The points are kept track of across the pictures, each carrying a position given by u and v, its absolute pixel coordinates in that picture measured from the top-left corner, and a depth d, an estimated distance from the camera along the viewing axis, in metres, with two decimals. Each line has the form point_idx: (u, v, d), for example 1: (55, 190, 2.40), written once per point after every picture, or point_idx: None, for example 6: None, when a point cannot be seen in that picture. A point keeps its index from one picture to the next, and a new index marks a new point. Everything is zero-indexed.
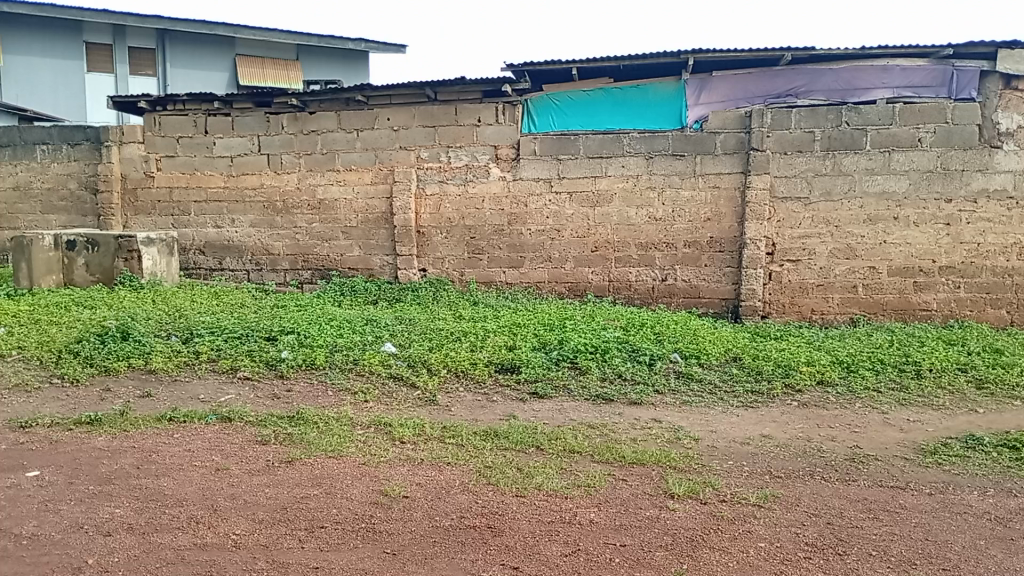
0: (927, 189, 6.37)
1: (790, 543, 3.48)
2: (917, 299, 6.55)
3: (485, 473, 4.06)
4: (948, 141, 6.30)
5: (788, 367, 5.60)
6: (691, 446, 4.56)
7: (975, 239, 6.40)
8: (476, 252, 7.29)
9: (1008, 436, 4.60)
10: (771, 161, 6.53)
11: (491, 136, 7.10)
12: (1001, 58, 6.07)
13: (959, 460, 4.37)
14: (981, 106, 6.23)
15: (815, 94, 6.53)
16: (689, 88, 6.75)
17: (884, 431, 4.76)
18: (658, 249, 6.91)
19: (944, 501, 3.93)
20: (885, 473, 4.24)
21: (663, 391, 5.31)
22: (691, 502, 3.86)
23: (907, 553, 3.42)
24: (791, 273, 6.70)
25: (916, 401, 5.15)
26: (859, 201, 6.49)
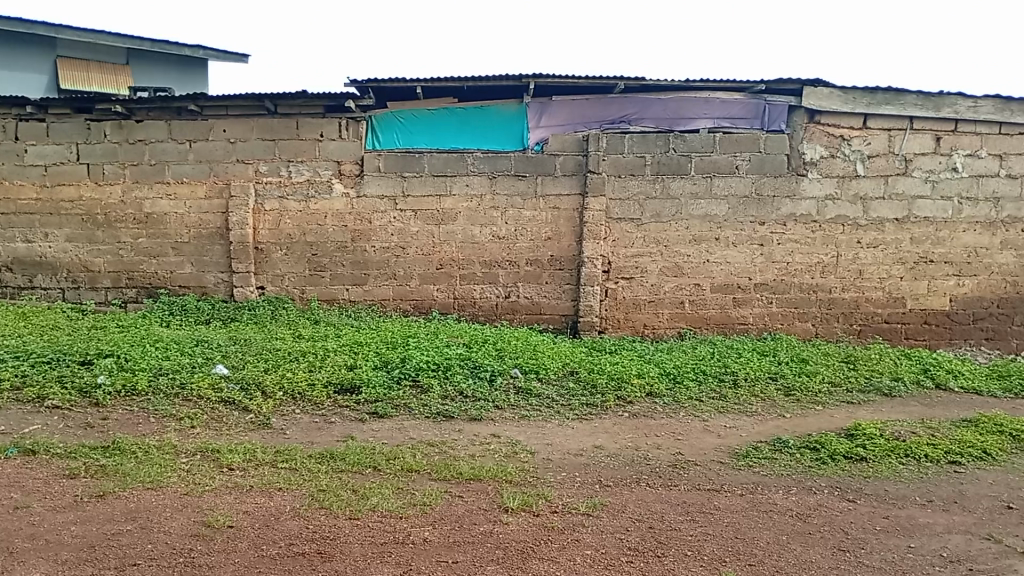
0: (743, 213, 6.93)
1: (614, 549, 3.64)
2: (736, 313, 7.09)
3: (318, 497, 3.96)
4: (761, 169, 6.89)
5: (621, 379, 5.88)
6: (527, 459, 4.67)
7: (785, 259, 7.01)
8: (317, 269, 7.13)
9: (810, 439, 5.07)
10: (606, 183, 6.88)
11: (334, 151, 6.99)
12: (806, 94, 6.66)
13: (767, 462, 4.76)
14: (789, 137, 6.86)
15: (645, 121, 6.91)
16: (530, 111, 6.93)
17: (703, 437, 5.11)
18: (500, 266, 7.06)
19: (753, 500, 4.27)
20: (702, 477, 4.55)
21: (502, 406, 5.42)
22: (524, 515, 3.96)
23: (718, 552, 3.67)
24: (625, 290, 7.05)
25: (732, 409, 5.57)
26: (685, 222, 6.95)
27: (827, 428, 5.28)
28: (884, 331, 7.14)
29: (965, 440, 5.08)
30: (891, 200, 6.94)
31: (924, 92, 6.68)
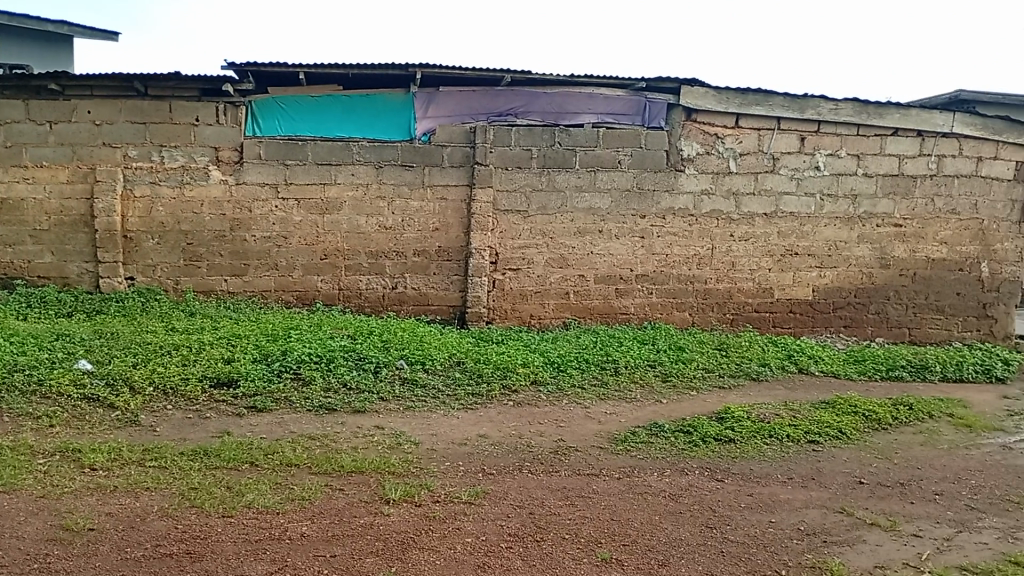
0: (625, 206, 7.15)
1: (493, 535, 3.70)
2: (618, 303, 7.31)
3: (189, 495, 3.81)
4: (642, 164, 7.12)
5: (506, 369, 5.95)
6: (410, 450, 4.66)
7: (664, 251, 7.29)
8: (194, 259, 6.83)
9: (684, 422, 5.31)
10: (493, 175, 6.93)
11: (211, 137, 6.71)
12: (684, 93, 6.94)
13: (643, 445, 4.96)
14: (668, 134, 7.13)
15: (531, 115, 6.99)
16: (416, 100, 6.86)
17: (585, 424, 5.26)
18: (387, 257, 7.00)
19: (630, 483, 4.43)
20: (582, 462, 4.68)
21: (387, 397, 5.38)
22: (406, 506, 3.95)
23: (594, 534, 3.79)
24: (512, 281, 7.12)
25: (613, 396, 5.76)
26: (570, 214, 7.10)
27: (700, 412, 5.54)
28: (755, 320, 7.55)
29: (823, 421, 5.46)
30: (761, 196, 7.34)
31: (791, 94, 7.10)
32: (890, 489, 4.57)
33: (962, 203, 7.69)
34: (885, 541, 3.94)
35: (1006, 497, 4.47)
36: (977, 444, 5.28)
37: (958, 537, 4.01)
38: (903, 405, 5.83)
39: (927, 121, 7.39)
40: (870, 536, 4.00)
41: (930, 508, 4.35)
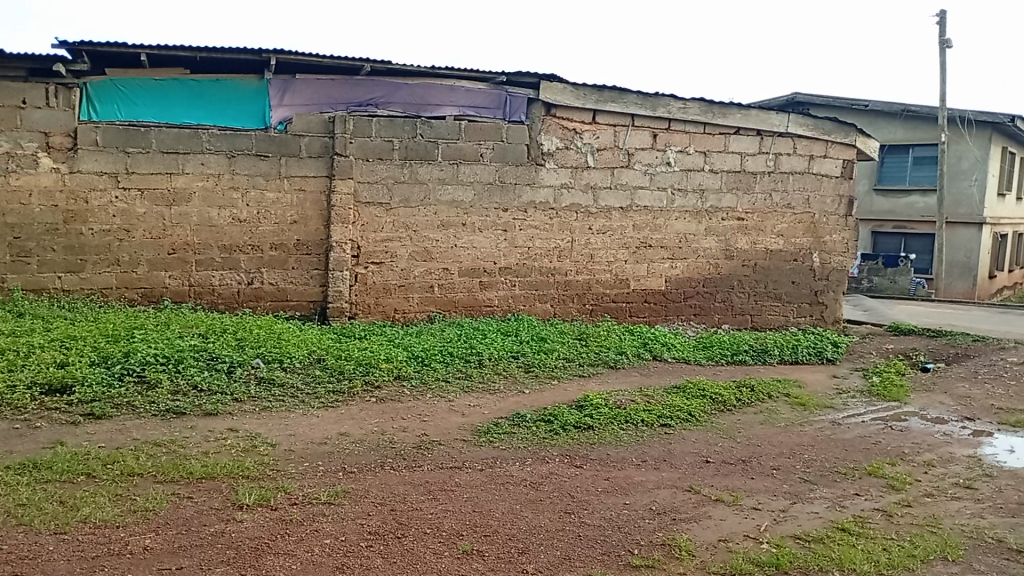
0: (488, 199, 7.21)
1: (353, 535, 3.63)
2: (482, 296, 7.36)
3: (15, 513, 3.49)
4: (504, 157, 7.20)
5: (368, 364, 5.86)
6: (266, 452, 4.49)
7: (526, 244, 7.41)
8: (21, 254, 6.24)
9: (545, 412, 5.44)
10: (354, 166, 6.78)
11: (40, 121, 6.14)
12: (543, 88, 7.07)
13: (505, 436, 5.03)
14: (529, 128, 7.24)
15: (392, 106, 6.91)
16: (271, 87, 6.62)
17: (448, 417, 5.27)
18: (241, 251, 6.69)
19: (492, 474, 4.48)
20: (445, 456, 4.69)
21: (241, 398, 5.15)
22: (261, 510, 3.80)
23: (456, 526, 3.80)
24: (374, 275, 6.99)
25: (476, 388, 5.81)
26: (432, 207, 7.07)
27: (560, 401, 5.69)
28: (613, 310, 7.82)
29: (674, 405, 5.75)
30: (617, 190, 7.62)
31: (643, 92, 7.40)
32: (733, 466, 4.88)
33: (796, 198, 8.31)
34: (728, 516, 4.21)
35: (832, 468, 4.89)
36: (809, 420, 5.74)
37: (792, 508, 4.35)
38: (745, 387, 6.25)
39: (765, 121, 7.93)
40: (715, 512, 4.26)
41: (768, 482, 4.69)
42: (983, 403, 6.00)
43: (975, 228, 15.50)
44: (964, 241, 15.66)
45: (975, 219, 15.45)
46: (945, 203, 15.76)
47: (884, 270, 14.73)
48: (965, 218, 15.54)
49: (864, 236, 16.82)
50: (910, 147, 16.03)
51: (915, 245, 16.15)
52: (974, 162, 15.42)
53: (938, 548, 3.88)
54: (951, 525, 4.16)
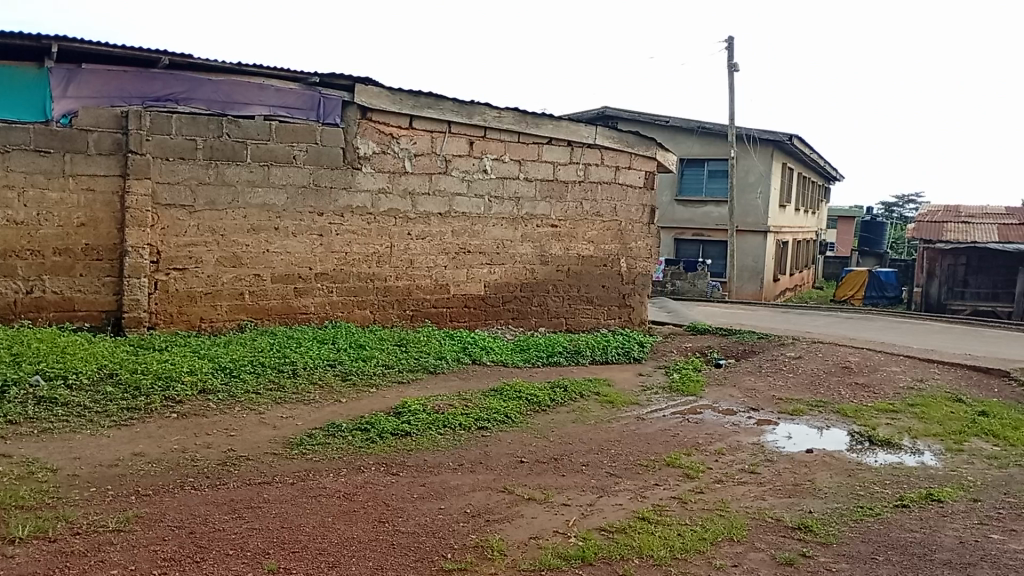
0: (302, 203, 6.99)
1: (146, 563, 3.36)
2: (297, 303, 7.09)
3: None
4: (318, 160, 7.02)
5: (170, 378, 5.47)
6: (46, 479, 4.05)
7: (343, 249, 7.25)
8: None
9: (361, 420, 5.34)
10: (152, 165, 6.32)
11: None
12: (357, 91, 7.00)
13: (319, 447, 4.89)
14: (344, 132, 7.10)
15: (194, 103, 6.48)
16: (53, 77, 5.99)
17: (258, 430, 5.04)
18: (19, 256, 6.02)
19: (303, 487, 4.33)
20: (253, 471, 4.47)
21: (16, 420, 4.63)
22: (36, 543, 3.42)
23: (262, 545, 3.63)
24: (178, 282, 6.54)
25: (290, 399, 5.59)
26: (242, 211, 6.73)
27: (377, 409, 5.62)
28: (433, 315, 7.83)
29: (491, 407, 5.86)
30: (435, 196, 7.67)
31: (459, 100, 7.52)
32: (546, 465, 5.05)
33: (604, 206, 8.77)
34: (539, 514, 4.34)
35: (636, 461, 5.19)
36: (617, 417, 6.07)
37: (598, 502, 4.56)
38: (558, 388, 6.50)
39: (575, 132, 8.34)
40: (527, 511, 4.38)
41: (577, 478, 4.89)
42: (765, 394, 6.64)
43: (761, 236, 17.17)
44: (752, 248, 17.29)
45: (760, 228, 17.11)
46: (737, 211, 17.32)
47: (684, 274, 15.91)
48: (752, 227, 17.15)
49: (667, 243, 18.08)
50: (706, 161, 17.45)
51: (711, 252, 17.59)
52: (759, 177, 17.08)
53: (725, 530, 4.23)
54: (737, 507, 4.55)
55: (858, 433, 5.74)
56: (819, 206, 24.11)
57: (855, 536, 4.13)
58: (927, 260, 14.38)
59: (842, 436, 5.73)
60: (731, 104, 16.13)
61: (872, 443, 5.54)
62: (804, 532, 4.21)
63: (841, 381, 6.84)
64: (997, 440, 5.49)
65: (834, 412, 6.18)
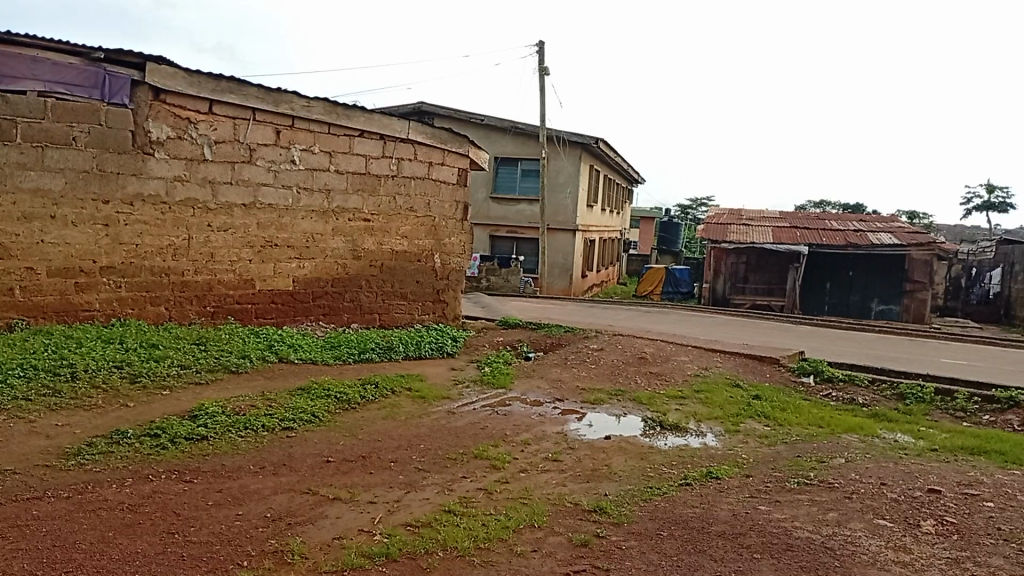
0: (84, 189, 6.36)
1: None
2: (79, 299, 6.43)
3: None
4: (102, 144, 6.43)
5: None
6: None
7: (133, 241, 6.69)
8: None
9: (151, 426, 4.96)
10: None
11: None
12: (149, 70, 6.51)
13: (101, 456, 4.48)
14: (133, 113, 6.54)
15: None
16: None
17: (28, 441, 4.53)
18: None
19: (81, 501, 3.95)
20: (20, 486, 4.01)
21: None
22: None
23: (28, 567, 3.27)
24: None
25: (68, 405, 5.07)
26: (10, 196, 5.99)
27: (171, 412, 5.25)
28: (236, 312, 7.44)
29: (297, 407, 5.68)
30: (238, 186, 7.31)
31: (264, 86, 7.24)
32: (353, 463, 4.97)
33: (417, 201, 8.79)
34: (344, 513, 4.26)
35: (444, 455, 5.25)
36: (428, 412, 6.10)
37: (405, 498, 4.56)
38: (369, 384, 6.42)
39: (387, 126, 8.32)
40: (331, 511, 4.28)
41: (385, 475, 4.86)
42: (570, 385, 6.97)
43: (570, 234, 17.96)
44: (563, 245, 18.05)
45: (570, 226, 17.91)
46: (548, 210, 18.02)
47: (498, 270, 16.25)
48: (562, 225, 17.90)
49: (482, 239, 18.41)
50: (519, 160, 18.04)
51: (525, 249, 18.16)
52: (569, 177, 17.89)
53: (527, 517, 4.39)
54: (539, 494, 4.74)
55: (651, 418, 6.17)
56: (622, 206, 25.64)
57: (644, 515, 4.43)
58: (713, 259, 15.72)
59: (637, 422, 6.14)
60: (542, 106, 16.75)
61: (663, 428, 5.98)
62: (599, 514, 4.45)
63: (638, 371, 7.32)
64: (767, 420, 6.13)
65: (630, 400, 6.61)
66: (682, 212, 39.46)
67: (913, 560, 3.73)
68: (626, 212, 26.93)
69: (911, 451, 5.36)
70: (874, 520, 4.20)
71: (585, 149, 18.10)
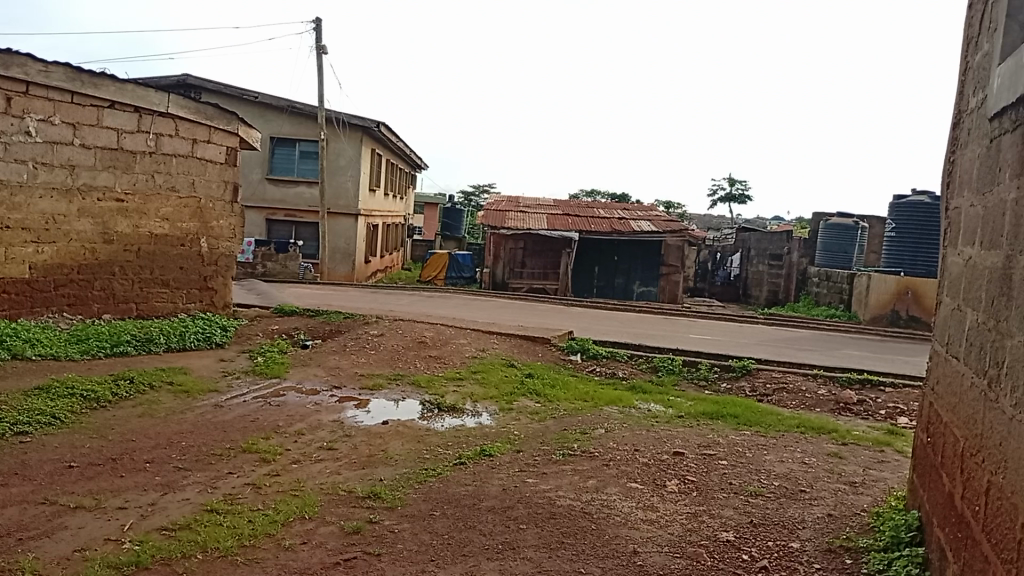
0: None
1: None
2: None
3: None
4: None
5: None
6: None
7: None
8: None
9: None
10: None
11: None
12: None
13: None
14: None
15: None
16: None
17: None
18: None
19: None
20: None
21: None
22: None
23: None
24: None
25: None
26: None
27: None
28: None
29: (33, 408, 5.05)
30: None
31: None
32: (100, 467, 4.52)
33: (180, 181, 8.14)
34: (87, 523, 3.86)
35: (209, 451, 4.93)
36: (192, 407, 5.70)
37: (161, 500, 4.22)
38: (123, 380, 5.87)
39: (142, 98, 7.61)
40: (72, 521, 3.86)
41: (139, 477, 4.47)
42: (349, 372, 6.85)
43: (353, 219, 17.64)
44: (346, 230, 17.69)
45: (353, 210, 17.59)
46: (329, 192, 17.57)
47: (275, 255, 15.55)
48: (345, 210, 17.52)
49: (258, 223, 17.54)
50: (297, 141, 17.44)
51: (304, 233, 17.58)
52: (351, 160, 17.53)
53: (297, 509, 4.25)
54: (311, 485, 4.61)
55: (428, 401, 6.25)
56: (405, 191, 25.57)
57: (418, 497, 4.47)
58: (493, 245, 16.12)
59: (415, 406, 6.18)
60: (319, 87, 16.21)
61: (440, 410, 6.08)
62: (373, 500, 4.43)
63: (417, 355, 7.36)
64: (538, 397, 6.45)
65: (409, 384, 6.66)
66: (464, 198, 40.25)
67: (659, 517, 4.11)
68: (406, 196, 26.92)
69: (662, 418, 5.90)
70: (628, 484, 4.57)
71: (366, 132, 17.85)
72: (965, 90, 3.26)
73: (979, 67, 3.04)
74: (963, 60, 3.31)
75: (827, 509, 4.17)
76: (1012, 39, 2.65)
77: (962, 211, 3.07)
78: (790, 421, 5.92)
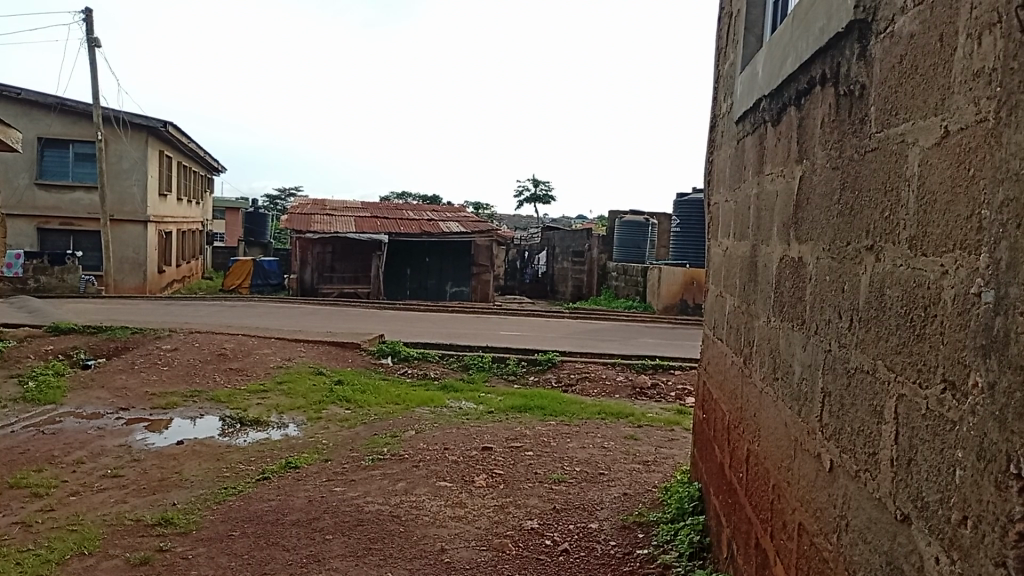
0: None
1: None
2: None
3: None
4: None
5: None
6: None
7: None
8: None
9: None
10: None
11: None
12: None
13: None
14: None
15: None
16: None
17: None
18: None
19: None
20: None
21: None
22: None
23: None
24: None
25: None
26: None
27: None
28: None
29: None
30: None
31: None
32: None
33: None
34: None
35: None
36: None
37: None
38: None
39: None
40: None
41: None
42: (138, 392, 6.41)
43: (141, 226, 16.36)
44: (133, 239, 16.34)
45: (142, 217, 16.30)
46: (111, 198, 16.15)
47: (49, 268, 14.02)
48: (129, 215, 16.21)
49: (28, 233, 15.80)
50: (70, 141, 15.95)
51: (83, 243, 16.15)
52: (135, 162, 16.31)
53: (75, 545, 3.83)
54: (92, 517, 4.19)
55: (229, 417, 5.94)
56: (202, 195, 24.05)
57: (215, 518, 4.17)
58: (299, 250, 15.69)
59: (214, 422, 5.85)
60: (89, 82, 14.88)
61: (243, 425, 5.80)
62: (164, 526, 4.07)
63: (217, 369, 6.97)
64: (348, 403, 6.33)
65: (208, 400, 6.29)
66: (272, 203, 38.77)
67: (467, 513, 4.14)
68: (207, 201, 25.44)
69: (472, 415, 6.02)
70: (437, 483, 4.58)
71: (153, 132, 16.65)
72: (718, 97, 3.58)
73: (727, 76, 3.34)
74: (715, 69, 3.64)
75: (623, 488, 4.42)
76: (749, 50, 2.95)
77: (719, 206, 3.35)
78: (592, 409, 6.24)
